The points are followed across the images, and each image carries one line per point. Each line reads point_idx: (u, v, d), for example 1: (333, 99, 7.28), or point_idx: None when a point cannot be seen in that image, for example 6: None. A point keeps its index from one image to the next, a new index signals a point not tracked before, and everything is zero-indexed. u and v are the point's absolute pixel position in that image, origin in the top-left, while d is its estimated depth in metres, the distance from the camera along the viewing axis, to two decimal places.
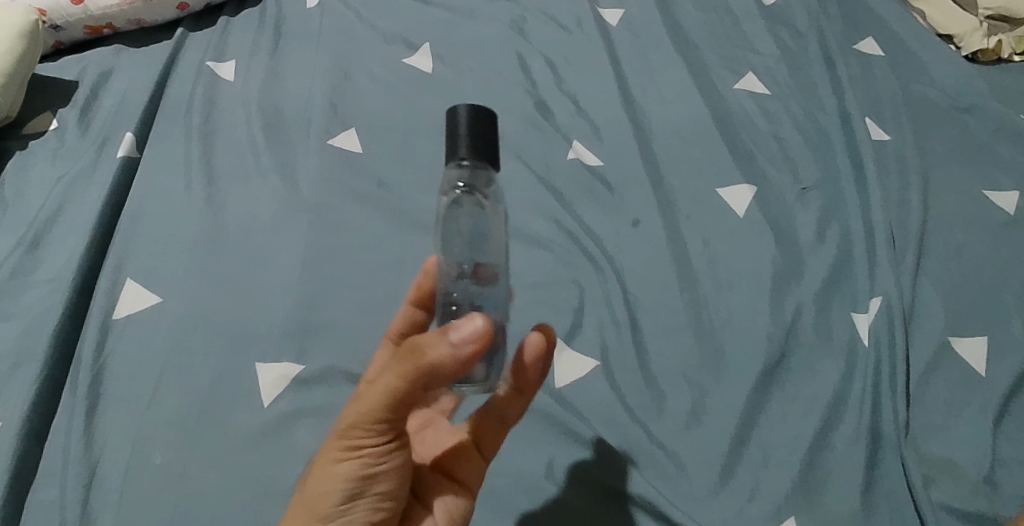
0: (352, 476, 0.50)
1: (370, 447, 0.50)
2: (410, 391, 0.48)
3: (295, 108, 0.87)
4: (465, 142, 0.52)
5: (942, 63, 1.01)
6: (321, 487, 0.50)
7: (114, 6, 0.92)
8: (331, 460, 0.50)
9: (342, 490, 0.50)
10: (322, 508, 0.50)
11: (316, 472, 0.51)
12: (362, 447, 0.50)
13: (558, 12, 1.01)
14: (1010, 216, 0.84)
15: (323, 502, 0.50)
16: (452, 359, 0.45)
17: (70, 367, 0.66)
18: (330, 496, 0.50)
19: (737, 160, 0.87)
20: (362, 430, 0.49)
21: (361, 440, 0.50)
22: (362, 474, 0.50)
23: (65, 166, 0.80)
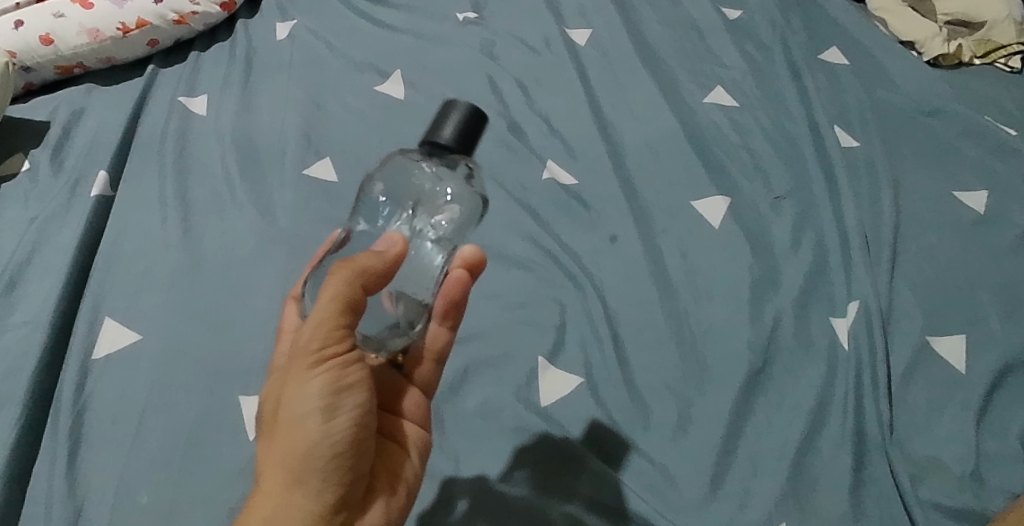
0: (328, 392, 0.51)
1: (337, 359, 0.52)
2: (362, 294, 0.51)
3: (269, 139, 0.87)
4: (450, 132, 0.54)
5: (905, 70, 1.04)
6: (298, 411, 0.51)
7: (84, 46, 0.92)
8: (302, 383, 0.51)
9: (321, 410, 0.51)
10: (306, 434, 0.51)
11: (287, 401, 0.52)
12: (329, 361, 0.51)
13: (526, 35, 1.03)
14: (980, 215, 0.85)
15: (305, 428, 0.51)
16: (384, 260, 0.52)
17: (49, 410, 0.65)
18: (309, 420, 0.51)
19: (709, 172, 0.88)
20: (325, 344, 0.51)
21: (326, 354, 0.51)
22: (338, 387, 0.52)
23: (39, 207, 0.79)
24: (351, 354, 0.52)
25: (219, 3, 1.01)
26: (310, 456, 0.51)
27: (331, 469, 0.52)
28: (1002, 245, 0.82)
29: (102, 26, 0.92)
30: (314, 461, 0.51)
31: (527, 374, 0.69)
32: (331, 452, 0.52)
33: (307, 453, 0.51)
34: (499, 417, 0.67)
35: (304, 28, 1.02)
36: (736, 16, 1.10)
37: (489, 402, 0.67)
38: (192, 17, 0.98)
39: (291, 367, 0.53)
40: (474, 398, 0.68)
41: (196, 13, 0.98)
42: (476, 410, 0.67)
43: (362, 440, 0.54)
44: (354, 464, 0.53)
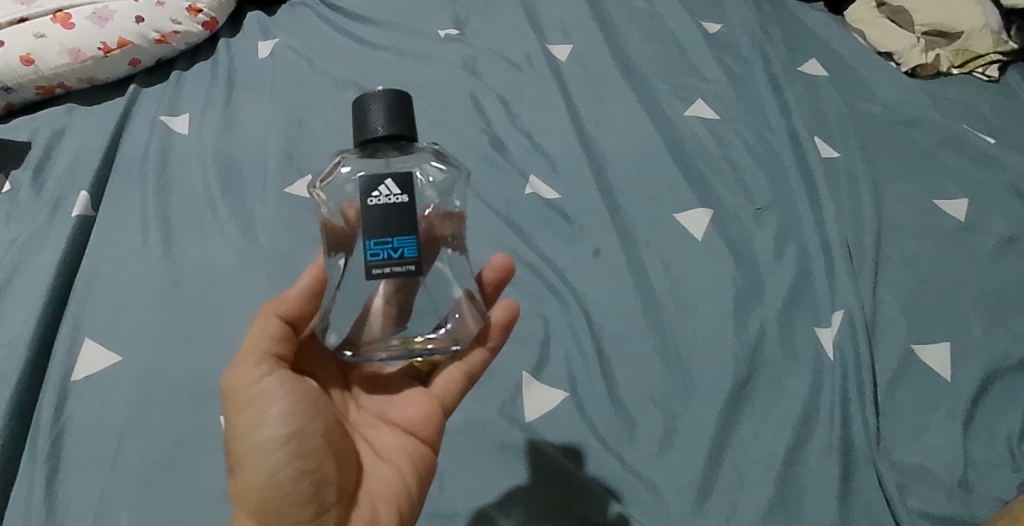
0: (279, 419, 0.53)
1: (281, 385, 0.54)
2: None
3: (251, 158, 0.87)
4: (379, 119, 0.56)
5: (883, 82, 1.05)
6: (255, 438, 0.53)
7: (65, 65, 0.92)
8: (245, 425, 0.53)
9: (275, 435, 0.52)
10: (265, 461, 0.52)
11: (238, 443, 0.54)
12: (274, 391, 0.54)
13: (508, 52, 1.04)
14: (962, 223, 0.86)
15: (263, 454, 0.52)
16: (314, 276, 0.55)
17: (27, 434, 0.64)
18: (257, 458, 0.52)
19: (691, 184, 0.88)
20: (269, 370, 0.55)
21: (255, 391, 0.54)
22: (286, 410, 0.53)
23: (20, 228, 0.79)
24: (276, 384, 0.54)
25: (200, 23, 1.01)
26: (260, 489, 0.52)
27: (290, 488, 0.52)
28: (984, 253, 0.83)
29: (84, 46, 0.92)
30: (268, 495, 0.52)
31: (512, 390, 0.69)
32: (287, 475, 0.52)
33: (262, 488, 0.52)
34: (485, 433, 0.66)
35: (287, 47, 1.02)
36: (716, 30, 1.11)
37: (473, 420, 0.67)
38: (174, 36, 0.98)
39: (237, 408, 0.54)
40: (458, 414, 0.68)
41: (178, 33, 0.99)
42: (461, 427, 0.67)
43: (319, 464, 0.53)
44: (318, 494, 0.53)
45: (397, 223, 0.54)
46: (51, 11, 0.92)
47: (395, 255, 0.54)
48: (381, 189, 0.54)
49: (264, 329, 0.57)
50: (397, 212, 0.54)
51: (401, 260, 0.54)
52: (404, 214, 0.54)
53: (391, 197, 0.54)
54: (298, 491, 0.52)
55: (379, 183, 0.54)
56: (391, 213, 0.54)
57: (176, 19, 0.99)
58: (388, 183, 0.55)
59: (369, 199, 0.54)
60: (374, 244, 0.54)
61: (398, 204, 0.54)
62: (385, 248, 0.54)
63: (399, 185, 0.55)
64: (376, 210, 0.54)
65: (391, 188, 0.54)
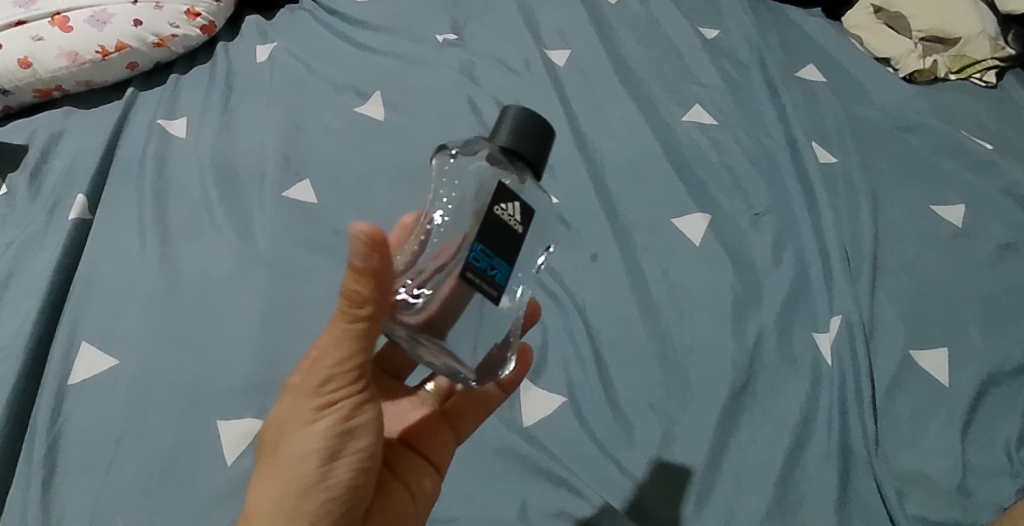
0: (332, 434, 0.49)
1: (345, 400, 0.48)
2: (372, 325, 0.46)
3: (249, 162, 0.87)
4: (507, 132, 0.50)
5: (881, 88, 1.05)
6: (301, 449, 0.49)
7: (63, 69, 0.92)
8: (305, 425, 0.49)
9: (320, 452, 0.49)
10: (303, 474, 0.48)
11: (289, 439, 0.49)
12: (334, 404, 0.48)
13: (506, 56, 1.04)
14: (959, 228, 0.86)
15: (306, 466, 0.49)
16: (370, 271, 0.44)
17: (23, 437, 0.64)
18: (308, 461, 0.49)
19: (689, 189, 0.88)
20: (336, 380, 0.48)
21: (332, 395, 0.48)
22: (347, 426, 0.49)
23: (16, 231, 0.79)
24: (359, 392, 0.49)
25: (199, 27, 1.01)
26: (298, 491, 0.48)
27: (326, 509, 0.49)
28: (981, 259, 0.83)
29: (81, 49, 0.92)
30: (307, 500, 0.49)
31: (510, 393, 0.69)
32: (325, 493, 0.49)
33: (303, 492, 0.48)
34: (483, 437, 0.66)
35: (285, 51, 1.02)
36: (713, 36, 1.11)
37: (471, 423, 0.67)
38: (172, 40, 0.98)
39: (298, 401, 0.49)
40: None
41: (176, 36, 0.99)
42: None
43: (361, 482, 0.51)
44: (348, 511, 0.50)
45: (508, 246, 0.48)
46: (49, 13, 0.92)
47: (490, 274, 0.48)
48: (509, 205, 0.49)
49: (334, 336, 0.47)
50: (511, 237, 0.49)
51: (493, 281, 0.48)
52: (515, 243, 0.49)
53: (512, 219, 0.49)
54: (335, 503, 0.49)
55: (508, 200, 0.49)
56: (506, 232, 0.48)
57: (174, 23, 0.99)
58: (515, 204, 0.49)
59: (495, 207, 0.48)
60: (478, 248, 0.47)
61: (514, 230, 0.49)
62: (487, 260, 0.47)
63: (521, 213, 0.50)
64: (497, 219, 0.48)
65: (516, 211, 0.49)
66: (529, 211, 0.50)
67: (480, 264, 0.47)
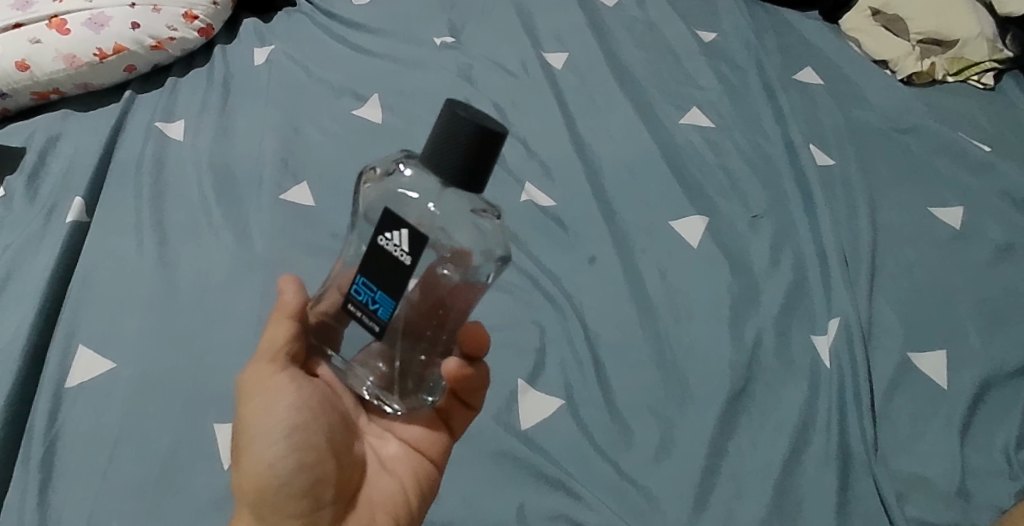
0: (263, 417, 0.51)
1: (269, 382, 0.52)
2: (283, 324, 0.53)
3: (246, 165, 0.87)
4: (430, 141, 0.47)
5: (878, 91, 1.05)
6: (246, 444, 0.51)
7: (61, 71, 0.91)
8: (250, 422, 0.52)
9: (262, 439, 0.51)
10: (255, 466, 0.51)
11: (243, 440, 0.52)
12: (263, 389, 0.52)
13: (503, 59, 1.04)
14: (957, 230, 0.86)
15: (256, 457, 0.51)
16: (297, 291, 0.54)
17: (19, 440, 0.63)
18: (261, 452, 0.51)
19: (686, 192, 0.88)
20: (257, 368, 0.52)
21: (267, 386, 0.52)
22: (274, 404, 0.51)
23: (13, 233, 0.78)
24: (280, 374, 0.52)
25: (196, 30, 1.01)
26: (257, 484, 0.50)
27: (284, 496, 0.50)
28: (980, 261, 0.83)
29: (79, 51, 0.92)
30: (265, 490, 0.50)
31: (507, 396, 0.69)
32: (278, 480, 0.50)
33: (261, 485, 0.50)
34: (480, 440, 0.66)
35: (282, 54, 1.02)
36: (711, 39, 1.11)
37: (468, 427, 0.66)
38: (169, 43, 0.98)
39: (244, 404, 0.53)
40: None
41: (173, 39, 0.99)
42: None
43: (315, 461, 0.51)
44: (315, 495, 0.51)
45: (386, 279, 0.47)
46: (47, 16, 0.92)
47: (371, 308, 0.49)
48: (394, 235, 0.46)
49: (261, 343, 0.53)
50: (394, 269, 0.47)
51: (374, 315, 0.49)
52: (399, 276, 0.47)
53: (399, 249, 0.47)
54: (295, 489, 0.50)
55: (397, 230, 0.46)
56: (388, 265, 0.47)
57: (172, 26, 0.99)
58: (404, 231, 0.46)
59: (382, 236, 0.47)
60: (361, 282, 0.49)
61: (401, 261, 0.47)
62: (367, 295, 0.49)
63: (410, 242, 0.46)
64: (378, 250, 0.47)
65: (402, 241, 0.46)
66: (423, 238, 0.46)
67: (363, 299, 0.49)
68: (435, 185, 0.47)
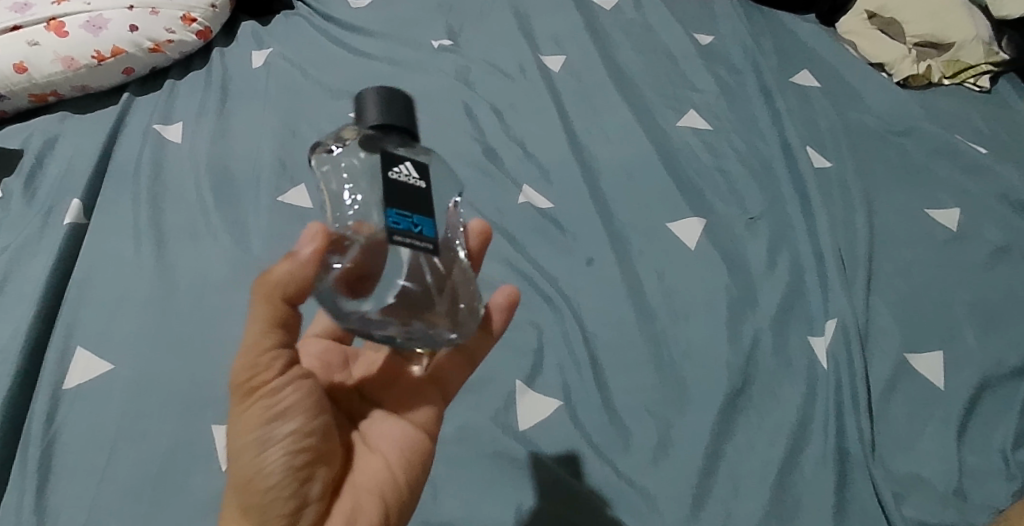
0: (256, 423, 0.49)
1: (264, 386, 0.49)
2: (281, 309, 0.48)
3: (244, 167, 0.87)
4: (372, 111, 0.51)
5: (874, 94, 1.06)
6: (235, 445, 0.50)
7: (59, 73, 0.91)
8: (236, 419, 0.50)
9: (252, 443, 0.49)
10: (243, 468, 0.49)
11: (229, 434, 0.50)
12: (254, 391, 0.49)
13: (501, 62, 1.04)
14: (954, 232, 0.86)
15: (244, 459, 0.49)
16: (302, 264, 0.47)
17: (17, 442, 0.63)
18: (246, 451, 0.49)
19: (684, 194, 0.88)
20: (249, 371, 0.49)
21: (256, 383, 0.49)
22: (270, 409, 0.50)
23: (12, 235, 0.78)
24: (278, 377, 0.50)
25: (194, 32, 1.01)
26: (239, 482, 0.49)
27: (271, 498, 0.49)
28: (976, 262, 0.83)
29: (77, 54, 0.92)
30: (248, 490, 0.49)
31: (505, 398, 0.69)
32: (267, 484, 0.49)
33: (246, 484, 0.49)
34: (477, 442, 0.66)
35: (281, 57, 1.02)
36: (708, 42, 1.12)
37: (465, 428, 0.67)
38: (168, 45, 0.98)
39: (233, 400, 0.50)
40: (452, 423, 0.67)
41: (172, 42, 0.99)
42: (454, 434, 0.66)
43: (306, 463, 0.50)
44: (302, 491, 0.50)
45: (417, 202, 0.49)
46: (44, 19, 0.92)
47: (415, 231, 0.48)
48: (401, 166, 0.50)
49: (248, 332, 0.49)
50: (416, 193, 0.50)
51: (422, 236, 0.48)
52: (421, 198, 0.50)
53: (410, 177, 0.50)
54: (281, 489, 0.49)
55: (399, 162, 0.50)
56: (410, 191, 0.49)
57: (170, 29, 0.99)
58: (407, 163, 0.50)
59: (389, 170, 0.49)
60: (394, 213, 0.48)
61: (416, 186, 0.50)
62: (405, 221, 0.48)
63: (417, 170, 0.51)
64: (394, 183, 0.49)
65: (411, 169, 0.50)
66: (425, 165, 0.51)
67: (402, 229, 0.48)
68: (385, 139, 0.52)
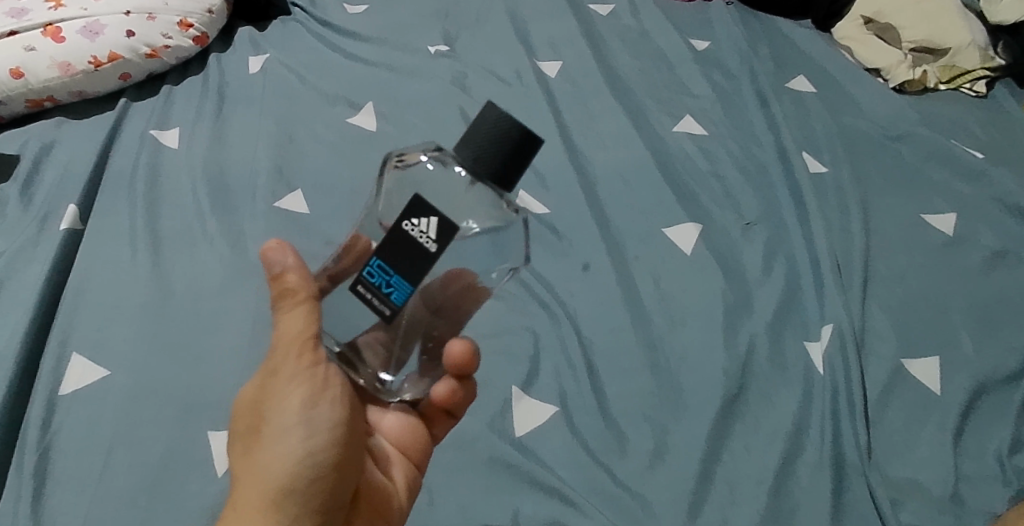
0: (318, 419, 0.52)
1: (328, 384, 0.53)
2: (313, 308, 0.54)
3: (241, 172, 0.87)
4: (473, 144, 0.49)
5: (870, 99, 1.06)
6: (285, 440, 0.51)
7: (55, 79, 0.91)
8: (290, 412, 0.52)
9: (306, 438, 0.52)
10: (291, 463, 0.51)
11: (267, 434, 0.52)
12: (319, 388, 0.53)
13: (497, 68, 1.04)
14: (949, 236, 0.86)
15: (293, 456, 0.51)
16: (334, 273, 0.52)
17: (12, 448, 0.63)
18: (292, 452, 0.51)
19: (680, 199, 0.88)
20: (311, 369, 0.53)
21: (316, 379, 0.53)
22: (332, 411, 0.53)
23: (8, 240, 0.78)
24: (335, 379, 0.54)
25: (191, 37, 1.02)
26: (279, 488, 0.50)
27: (316, 494, 0.51)
28: (972, 267, 0.83)
29: (74, 59, 0.92)
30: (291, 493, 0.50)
31: (502, 403, 0.69)
32: (314, 480, 0.51)
33: (292, 480, 0.51)
34: (472, 448, 0.66)
35: (277, 62, 1.02)
36: (703, 48, 1.12)
37: (460, 433, 0.66)
38: (164, 50, 0.98)
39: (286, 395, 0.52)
40: None
41: (168, 47, 0.99)
42: (450, 439, 0.66)
43: (346, 468, 0.53)
44: (338, 495, 0.53)
45: (410, 266, 0.49)
46: (41, 24, 0.92)
47: (384, 291, 0.50)
48: (422, 221, 0.49)
49: (299, 324, 0.53)
50: (417, 255, 0.49)
51: (386, 297, 0.50)
52: (420, 260, 0.49)
53: (425, 238, 0.49)
54: (323, 489, 0.52)
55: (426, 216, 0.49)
56: (413, 249, 0.49)
57: (167, 34, 0.99)
58: (433, 221, 0.48)
59: (405, 222, 0.49)
60: (376, 265, 0.50)
61: (424, 247, 0.49)
62: (381, 277, 0.50)
63: (438, 232, 0.49)
64: (401, 235, 0.49)
65: (430, 230, 0.49)
66: (452, 230, 0.49)
67: (376, 283, 0.51)
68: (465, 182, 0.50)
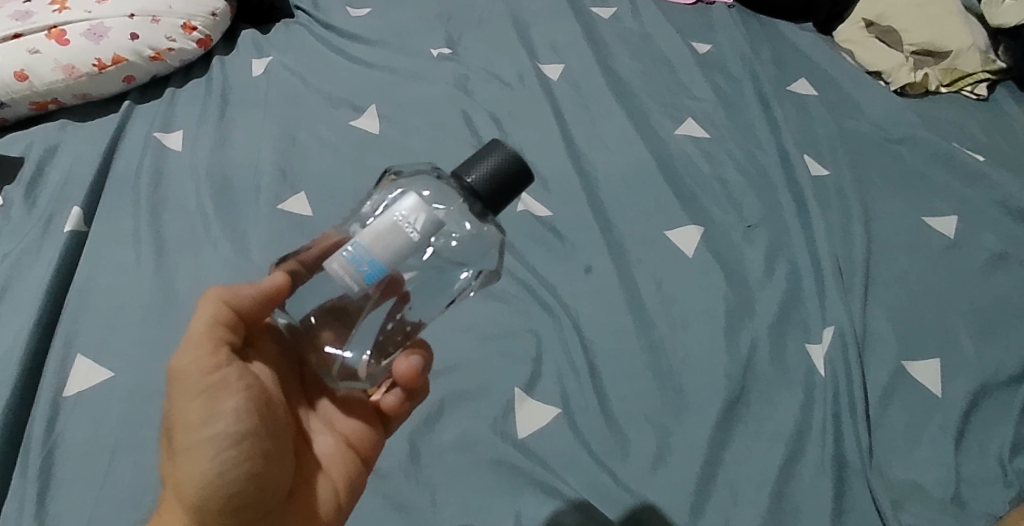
0: (230, 419, 0.48)
1: (230, 379, 0.49)
2: (226, 310, 0.51)
3: (244, 174, 0.88)
4: (475, 164, 0.51)
5: (872, 101, 1.06)
6: (196, 443, 0.48)
7: (59, 81, 0.92)
8: (198, 415, 0.48)
9: (218, 442, 0.48)
10: (204, 469, 0.47)
11: (179, 449, 0.48)
12: (224, 386, 0.49)
13: (500, 71, 1.05)
14: (951, 239, 0.87)
15: (203, 460, 0.48)
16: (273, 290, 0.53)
17: (17, 449, 0.64)
18: (203, 459, 0.48)
19: (682, 202, 0.89)
20: (208, 365, 0.49)
21: (218, 378, 0.49)
22: (241, 406, 0.49)
23: (13, 242, 0.79)
24: (239, 372, 0.50)
25: (195, 40, 1.02)
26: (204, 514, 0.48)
27: (229, 500, 0.48)
28: (973, 270, 0.83)
29: (78, 62, 0.93)
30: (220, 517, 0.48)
31: (504, 406, 0.69)
32: (229, 484, 0.48)
33: (206, 485, 0.48)
34: (474, 451, 0.66)
35: (281, 65, 1.03)
36: (705, 51, 1.12)
37: (461, 438, 0.67)
38: (168, 53, 0.99)
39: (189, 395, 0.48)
40: (450, 431, 0.67)
41: (172, 50, 0.99)
42: (453, 443, 0.66)
43: (267, 468, 0.50)
44: (257, 496, 0.50)
45: (389, 246, 0.47)
46: (46, 27, 0.93)
47: (358, 267, 0.47)
48: (412, 209, 0.48)
49: (198, 324, 0.50)
50: (398, 236, 0.47)
51: (357, 273, 0.47)
52: (400, 245, 0.47)
53: (411, 222, 0.48)
54: (240, 493, 0.48)
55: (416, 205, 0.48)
56: (395, 231, 0.47)
57: (171, 37, 0.99)
58: (423, 210, 0.48)
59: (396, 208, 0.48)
60: (356, 243, 0.47)
61: (408, 232, 0.47)
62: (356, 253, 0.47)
63: (426, 224, 0.48)
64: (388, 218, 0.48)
65: (418, 217, 0.48)
66: (438, 225, 0.48)
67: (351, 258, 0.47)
68: (456, 199, 0.51)
